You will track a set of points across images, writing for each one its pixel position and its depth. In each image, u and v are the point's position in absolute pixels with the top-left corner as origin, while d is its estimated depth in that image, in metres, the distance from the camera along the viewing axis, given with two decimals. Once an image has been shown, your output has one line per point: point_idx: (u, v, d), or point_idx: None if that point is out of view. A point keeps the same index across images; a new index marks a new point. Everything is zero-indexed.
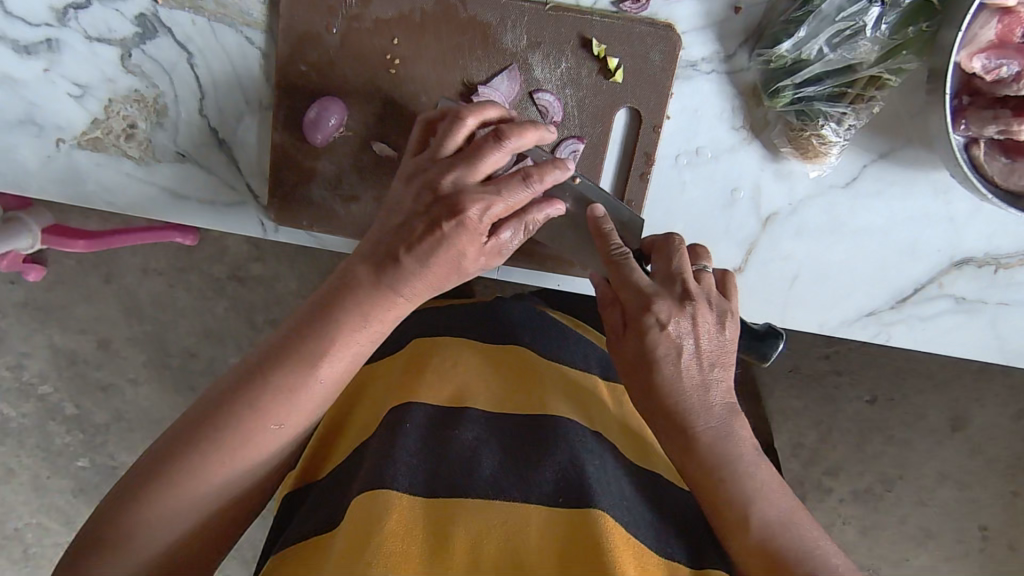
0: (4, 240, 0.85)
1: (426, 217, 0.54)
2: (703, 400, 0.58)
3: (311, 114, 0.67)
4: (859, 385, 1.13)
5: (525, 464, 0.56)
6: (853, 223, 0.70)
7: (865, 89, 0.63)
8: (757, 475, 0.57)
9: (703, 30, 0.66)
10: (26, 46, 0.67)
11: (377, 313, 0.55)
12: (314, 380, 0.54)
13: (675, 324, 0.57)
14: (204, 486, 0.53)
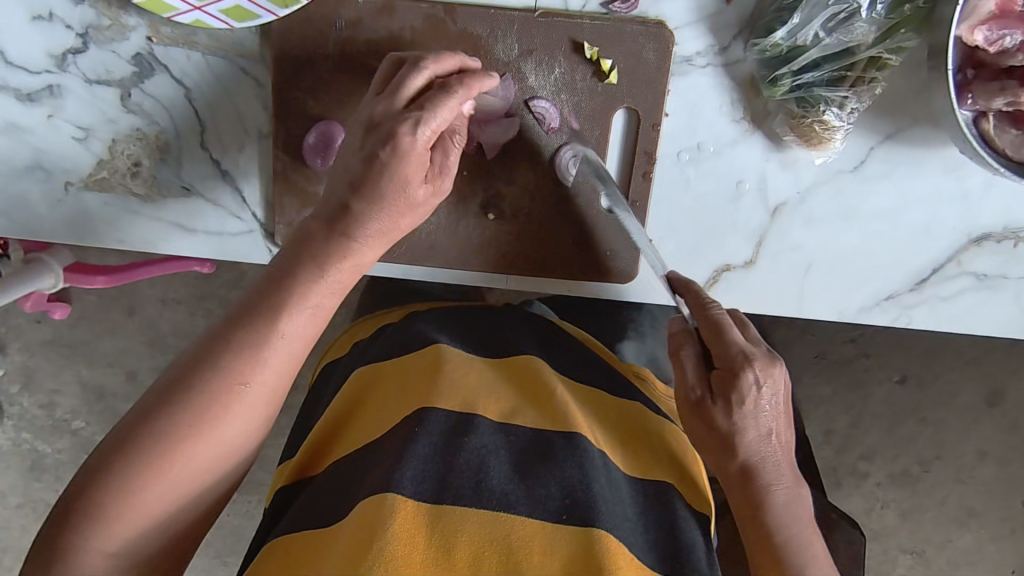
0: (27, 280, 0.86)
1: (368, 146, 0.56)
2: (778, 463, 0.61)
3: (312, 139, 0.68)
4: (887, 367, 1.11)
5: (532, 477, 0.55)
6: (863, 208, 0.69)
7: (866, 70, 0.61)
8: (815, 547, 0.60)
9: (695, 25, 0.65)
10: (28, 93, 0.68)
11: (345, 265, 0.57)
12: (283, 331, 0.55)
13: (767, 381, 0.60)
14: (176, 451, 0.52)
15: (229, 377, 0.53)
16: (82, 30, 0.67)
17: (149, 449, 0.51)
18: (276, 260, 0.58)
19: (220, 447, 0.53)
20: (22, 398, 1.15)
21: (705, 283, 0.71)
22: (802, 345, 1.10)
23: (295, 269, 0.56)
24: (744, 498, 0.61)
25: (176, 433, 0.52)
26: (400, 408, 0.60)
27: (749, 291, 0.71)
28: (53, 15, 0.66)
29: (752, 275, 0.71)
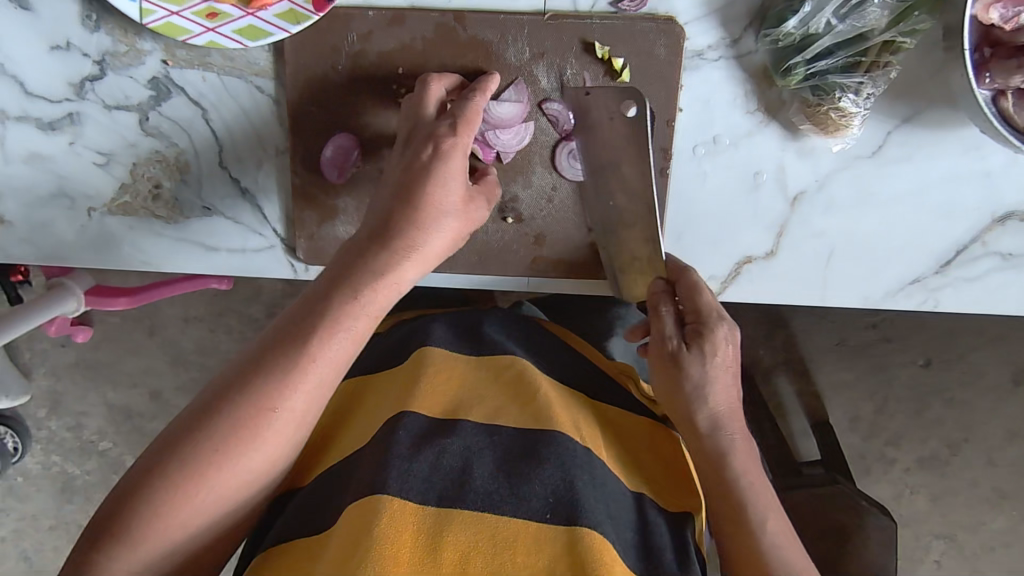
0: (50, 305, 0.88)
1: (409, 156, 0.59)
2: (726, 417, 0.61)
3: (329, 154, 0.68)
4: (910, 351, 1.10)
5: (518, 475, 0.56)
6: (883, 192, 0.68)
7: (880, 55, 0.61)
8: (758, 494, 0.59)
9: (706, 19, 0.64)
10: (50, 122, 0.70)
11: (381, 288, 0.55)
12: (318, 357, 0.53)
13: (733, 336, 0.61)
14: (202, 479, 0.50)
15: (261, 405, 0.51)
16: (98, 56, 0.67)
17: (177, 475, 0.50)
18: (314, 284, 0.56)
19: (249, 473, 0.52)
20: (50, 421, 1.17)
21: (728, 277, 0.72)
22: (821, 332, 1.10)
23: (333, 296, 0.54)
24: (714, 485, 0.60)
25: (205, 460, 0.50)
26: (389, 407, 0.63)
27: (771, 283, 0.72)
28: (70, 44, 0.67)
29: (773, 265, 0.71)
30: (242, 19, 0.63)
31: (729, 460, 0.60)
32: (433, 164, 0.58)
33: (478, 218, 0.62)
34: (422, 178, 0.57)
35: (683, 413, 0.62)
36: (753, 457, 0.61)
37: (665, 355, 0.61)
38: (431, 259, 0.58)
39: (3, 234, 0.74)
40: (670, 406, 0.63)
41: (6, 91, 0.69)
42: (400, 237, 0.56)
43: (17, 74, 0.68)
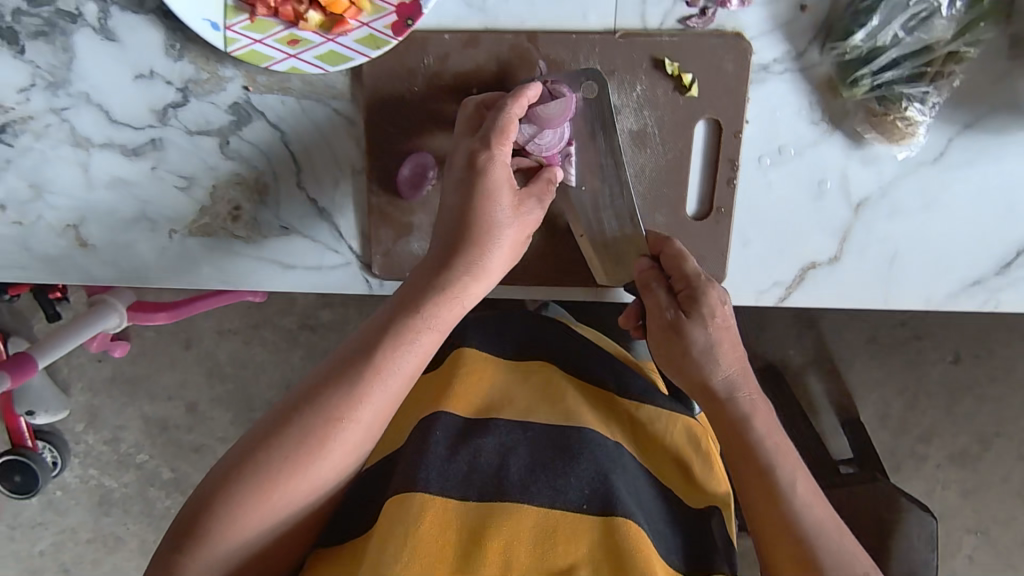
0: (94, 320, 0.92)
1: (455, 177, 0.62)
2: (733, 380, 0.63)
3: (406, 172, 0.71)
4: (941, 347, 1.11)
5: (554, 469, 0.60)
6: (946, 195, 0.70)
7: (944, 65, 0.63)
8: (776, 448, 0.61)
9: (771, 34, 0.66)
10: (133, 148, 0.72)
11: (444, 305, 0.60)
12: (385, 371, 0.57)
13: (725, 297, 0.64)
14: (277, 487, 0.54)
15: (333, 415, 0.55)
16: (182, 84, 0.70)
17: (251, 480, 0.53)
18: (384, 309, 0.61)
19: (323, 480, 0.55)
20: (87, 435, 1.20)
21: (793, 283, 0.74)
22: (853, 331, 1.11)
23: (401, 316, 0.59)
24: (738, 448, 0.62)
25: (281, 466, 0.54)
26: (425, 408, 0.67)
27: (837, 287, 0.74)
28: (154, 73, 0.70)
29: (838, 269, 0.73)
30: (323, 44, 0.66)
31: (751, 422, 0.62)
32: (478, 178, 0.61)
33: (530, 227, 0.64)
34: (469, 195, 0.61)
35: (695, 380, 0.64)
36: (771, 420, 0.63)
37: (666, 326, 0.64)
38: (488, 273, 0.62)
39: (85, 257, 0.77)
40: (680, 375, 0.65)
41: (91, 119, 0.72)
42: (458, 257, 0.61)
43: (102, 103, 0.71)
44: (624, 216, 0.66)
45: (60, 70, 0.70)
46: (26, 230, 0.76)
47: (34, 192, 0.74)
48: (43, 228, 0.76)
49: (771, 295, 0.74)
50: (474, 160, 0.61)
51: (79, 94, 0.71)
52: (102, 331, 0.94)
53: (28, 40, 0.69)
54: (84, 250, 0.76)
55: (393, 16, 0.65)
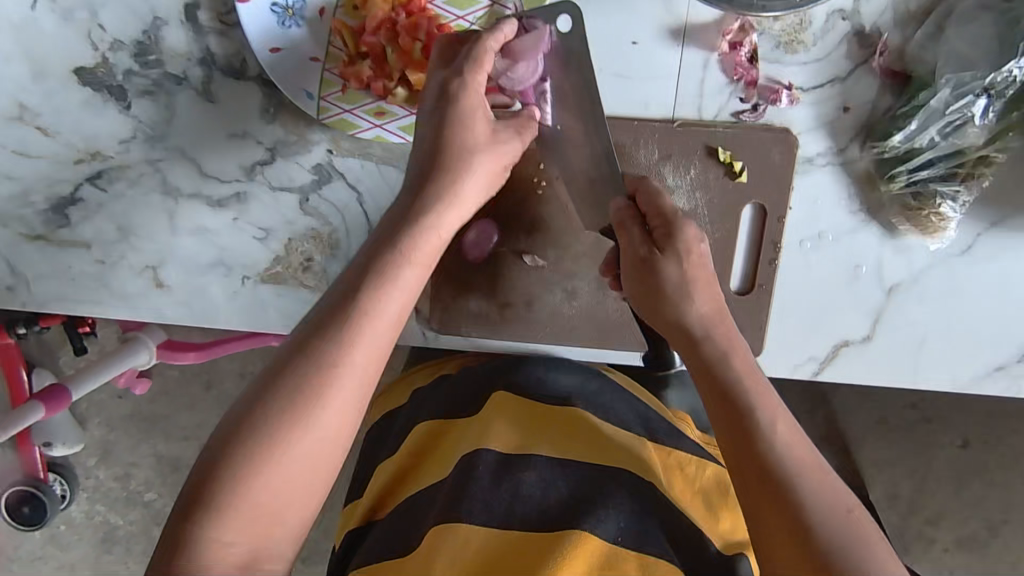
0: (126, 357, 0.99)
1: (429, 109, 0.63)
2: (712, 322, 0.62)
3: (471, 236, 0.77)
4: (950, 431, 1.15)
5: (590, 505, 0.66)
6: (974, 284, 0.75)
7: (974, 168, 0.69)
8: (756, 390, 0.58)
9: (817, 130, 0.72)
10: (219, 200, 0.78)
11: (419, 237, 0.60)
12: (370, 310, 0.57)
13: (703, 237, 0.64)
14: (277, 442, 0.53)
15: (326, 361, 0.55)
16: (271, 144, 0.76)
17: (254, 442, 0.53)
18: (360, 253, 0.61)
19: (330, 430, 0.55)
20: (98, 470, 1.23)
21: (826, 358, 0.78)
22: (864, 409, 1.15)
23: (376, 254, 0.59)
24: (715, 388, 0.59)
25: (284, 419, 0.53)
26: (468, 440, 0.72)
27: (869, 364, 0.78)
28: (246, 133, 0.76)
29: (870, 348, 0.77)
30: (408, 117, 0.72)
31: (728, 360, 0.60)
32: (452, 105, 0.62)
33: (508, 159, 0.65)
34: (442, 133, 0.62)
35: (669, 320, 0.63)
36: (750, 360, 0.61)
37: (639, 263, 0.64)
38: (463, 202, 0.63)
39: (161, 297, 0.82)
40: (656, 318, 0.64)
41: (182, 171, 0.77)
42: (427, 189, 0.62)
43: (195, 157, 0.77)
44: (599, 153, 0.69)
45: (161, 125, 0.76)
46: (107, 269, 0.81)
47: (120, 235, 0.80)
48: (124, 268, 0.81)
49: (806, 369, 0.79)
50: (446, 89, 0.62)
51: (175, 148, 0.77)
52: (132, 368, 1.00)
53: (135, 97, 0.75)
54: (160, 290, 0.81)
55: None
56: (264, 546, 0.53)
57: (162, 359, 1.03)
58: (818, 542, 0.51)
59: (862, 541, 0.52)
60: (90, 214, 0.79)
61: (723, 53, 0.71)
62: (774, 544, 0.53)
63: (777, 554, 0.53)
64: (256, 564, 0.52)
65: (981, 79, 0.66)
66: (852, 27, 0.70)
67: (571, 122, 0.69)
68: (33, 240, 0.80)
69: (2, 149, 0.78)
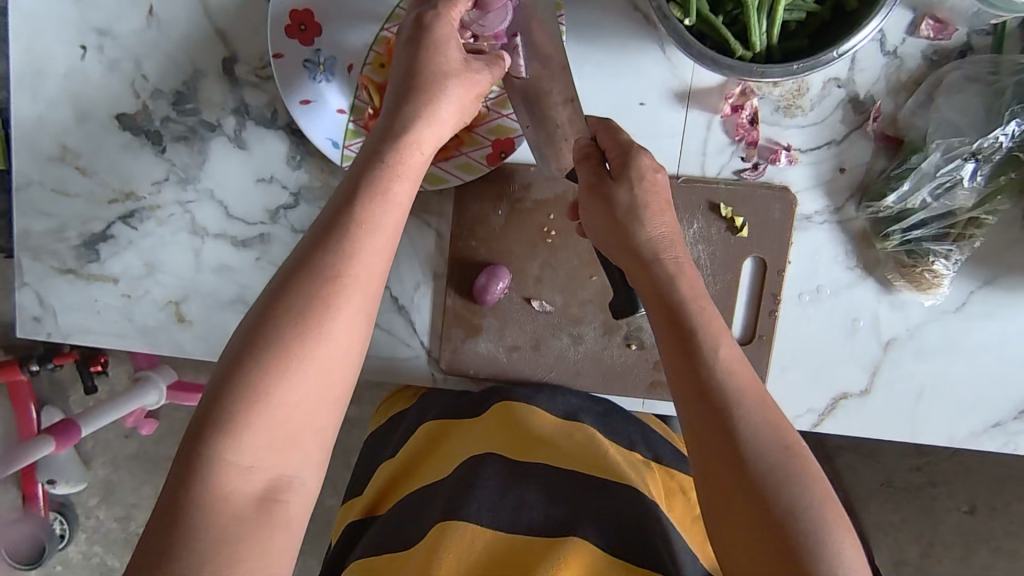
0: (135, 395, 1.04)
1: (405, 40, 0.62)
2: (667, 252, 0.61)
3: (481, 281, 0.79)
4: (956, 495, 1.15)
5: (584, 514, 0.70)
6: (968, 340, 0.77)
7: (965, 229, 0.72)
8: (708, 323, 0.58)
9: (815, 189, 0.76)
10: (243, 240, 0.82)
11: (406, 154, 0.59)
12: (366, 222, 0.55)
13: (659, 168, 0.63)
14: (286, 354, 0.51)
15: (327, 271, 0.54)
16: (296, 189, 0.80)
17: (266, 355, 0.51)
18: (349, 171, 0.59)
19: (337, 347, 0.53)
20: (100, 510, 1.25)
21: (825, 410, 0.80)
22: (868, 471, 1.15)
23: (366, 169, 0.58)
24: (662, 310, 0.59)
25: (291, 336, 0.52)
26: (471, 446, 0.75)
27: (867, 418, 0.80)
28: (273, 178, 0.80)
29: (868, 401, 0.79)
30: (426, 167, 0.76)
31: (676, 283, 0.60)
32: (426, 38, 0.61)
33: (480, 89, 0.63)
34: (420, 58, 0.61)
35: (622, 241, 0.61)
36: (698, 284, 0.61)
37: (590, 187, 0.62)
38: (443, 121, 0.61)
39: (182, 332, 0.85)
40: (609, 241, 0.63)
41: (210, 212, 0.82)
42: (411, 106, 0.60)
43: (223, 199, 0.81)
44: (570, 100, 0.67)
45: (193, 168, 0.81)
46: (132, 303, 0.84)
47: (147, 271, 0.83)
48: (147, 302, 0.84)
49: (806, 420, 0.80)
50: (421, 21, 0.62)
51: (205, 191, 0.81)
52: (140, 406, 1.05)
53: (170, 141, 0.80)
54: (181, 325, 0.84)
55: (489, 149, 0.75)
56: (284, 472, 0.52)
57: (172, 399, 1.08)
58: (754, 469, 0.52)
59: (798, 471, 0.52)
60: (120, 250, 0.83)
61: (725, 115, 0.75)
62: (707, 465, 0.54)
63: (714, 481, 0.54)
64: (277, 492, 0.52)
65: (969, 144, 0.69)
66: (847, 94, 0.74)
67: (543, 74, 0.68)
68: (64, 274, 0.84)
69: (41, 187, 0.82)
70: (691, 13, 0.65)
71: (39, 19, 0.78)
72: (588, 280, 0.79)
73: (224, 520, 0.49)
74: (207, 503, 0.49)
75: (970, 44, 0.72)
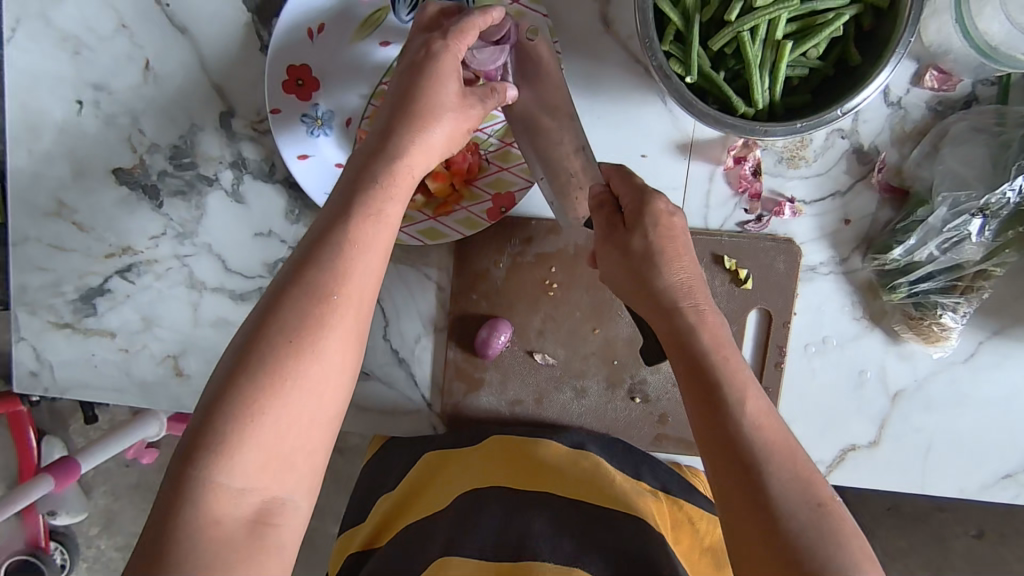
0: (136, 427, 1.00)
1: (407, 63, 0.59)
2: (686, 295, 0.59)
3: (482, 335, 0.77)
4: (965, 521, 1.13)
5: (592, 543, 0.67)
6: (977, 392, 0.76)
7: (973, 281, 0.71)
8: (734, 373, 0.55)
9: (820, 241, 0.75)
10: (241, 294, 0.81)
11: (399, 174, 0.56)
12: (358, 243, 0.53)
13: (675, 210, 0.61)
14: (276, 380, 0.49)
15: (321, 292, 0.51)
16: (294, 243, 0.80)
17: (259, 378, 0.48)
18: (337, 189, 0.56)
19: (331, 367, 0.50)
20: (100, 540, 1.24)
21: (833, 462, 0.79)
22: (876, 496, 1.13)
23: (358, 186, 0.55)
24: (684, 362, 0.57)
25: (283, 359, 0.49)
26: (473, 481, 0.74)
27: (876, 469, 0.78)
28: (271, 232, 0.80)
29: (877, 453, 0.78)
30: (426, 222, 0.75)
31: (699, 335, 0.57)
32: (428, 64, 0.58)
33: (474, 122, 0.61)
34: (418, 79, 0.58)
35: (641, 287, 0.59)
36: (722, 331, 0.58)
37: (607, 237, 0.61)
38: (436, 147, 0.59)
39: (180, 386, 0.84)
40: (631, 292, 0.61)
41: (208, 267, 0.81)
42: (403, 126, 0.57)
43: (221, 254, 0.81)
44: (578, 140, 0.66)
45: (190, 223, 0.80)
46: (129, 357, 0.83)
47: (144, 325, 0.82)
48: (145, 356, 0.83)
49: None
50: (428, 48, 0.59)
51: (203, 245, 0.80)
52: (141, 439, 1.02)
53: (167, 196, 0.79)
54: (178, 379, 0.83)
55: (490, 204, 0.74)
56: (276, 496, 0.49)
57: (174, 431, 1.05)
58: (785, 525, 0.49)
59: (831, 531, 0.49)
60: (117, 304, 0.82)
61: (728, 167, 0.74)
62: (735, 516, 0.51)
63: (739, 534, 0.51)
64: (269, 517, 0.49)
65: (977, 200, 0.67)
66: (851, 145, 0.73)
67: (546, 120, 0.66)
68: (61, 328, 0.83)
69: (38, 243, 0.82)
70: (692, 70, 0.65)
71: (35, 76, 0.78)
72: (591, 333, 0.78)
73: (214, 549, 0.46)
74: (196, 529, 0.46)
75: (975, 94, 0.71)
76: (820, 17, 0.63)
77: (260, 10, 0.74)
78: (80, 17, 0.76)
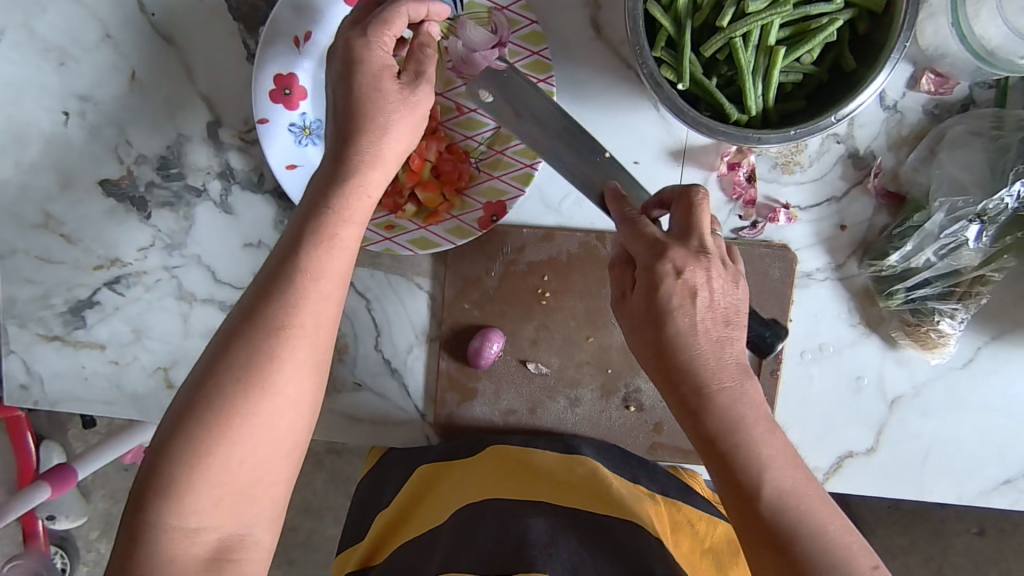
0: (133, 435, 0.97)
1: (337, 67, 0.56)
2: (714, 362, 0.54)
3: (474, 345, 0.77)
4: (965, 517, 1.12)
5: (593, 549, 0.64)
6: (975, 398, 0.75)
7: (971, 287, 0.70)
8: (765, 448, 0.52)
9: (815, 248, 0.74)
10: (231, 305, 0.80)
11: (352, 194, 0.54)
12: (312, 270, 0.52)
13: (699, 262, 0.54)
14: (227, 419, 0.48)
15: (274, 326, 0.50)
16: None
17: (208, 416, 0.48)
18: (294, 215, 0.55)
19: (287, 401, 0.50)
20: (100, 544, 1.23)
21: (831, 468, 0.78)
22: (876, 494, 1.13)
23: (313, 211, 0.54)
24: (705, 441, 0.53)
25: (233, 397, 0.48)
26: (468, 492, 0.72)
27: (875, 476, 0.77)
28: (261, 243, 0.79)
29: (874, 460, 0.77)
30: (416, 232, 0.73)
31: (724, 415, 0.53)
32: (360, 72, 0.55)
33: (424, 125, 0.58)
34: (357, 89, 0.55)
35: (657, 350, 0.55)
36: (753, 401, 0.53)
37: (625, 301, 0.57)
38: (389, 161, 0.56)
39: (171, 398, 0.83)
40: (645, 354, 0.56)
41: (197, 278, 0.80)
42: (354, 145, 0.55)
43: (210, 264, 0.80)
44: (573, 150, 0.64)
45: (179, 234, 0.79)
46: (120, 369, 0.82)
47: (134, 336, 0.82)
48: (135, 368, 0.82)
49: None
50: (353, 47, 0.55)
51: (192, 256, 0.80)
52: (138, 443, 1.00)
53: (155, 207, 0.79)
54: (169, 391, 0.83)
55: (481, 212, 0.73)
56: (234, 531, 0.49)
57: None
58: None
59: None
60: (107, 316, 0.81)
61: (722, 173, 0.73)
62: None
63: None
64: (228, 552, 0.49)
65: (974, 206, 0.66)
66: (847, 150, 0.72)
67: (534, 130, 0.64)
68: (50, 341, 0.82)
69: (26, 255, 0.81)
70: (684, 76, 0.64)
71: (20, 87, 0.77)
72: (585, 341, 0.78)
73: None
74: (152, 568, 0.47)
75: (972, 97, 0.70)
76: (814, 22, 0.62)
77: (247, 19, 0.74)
78: (65, 27, 0.75)
